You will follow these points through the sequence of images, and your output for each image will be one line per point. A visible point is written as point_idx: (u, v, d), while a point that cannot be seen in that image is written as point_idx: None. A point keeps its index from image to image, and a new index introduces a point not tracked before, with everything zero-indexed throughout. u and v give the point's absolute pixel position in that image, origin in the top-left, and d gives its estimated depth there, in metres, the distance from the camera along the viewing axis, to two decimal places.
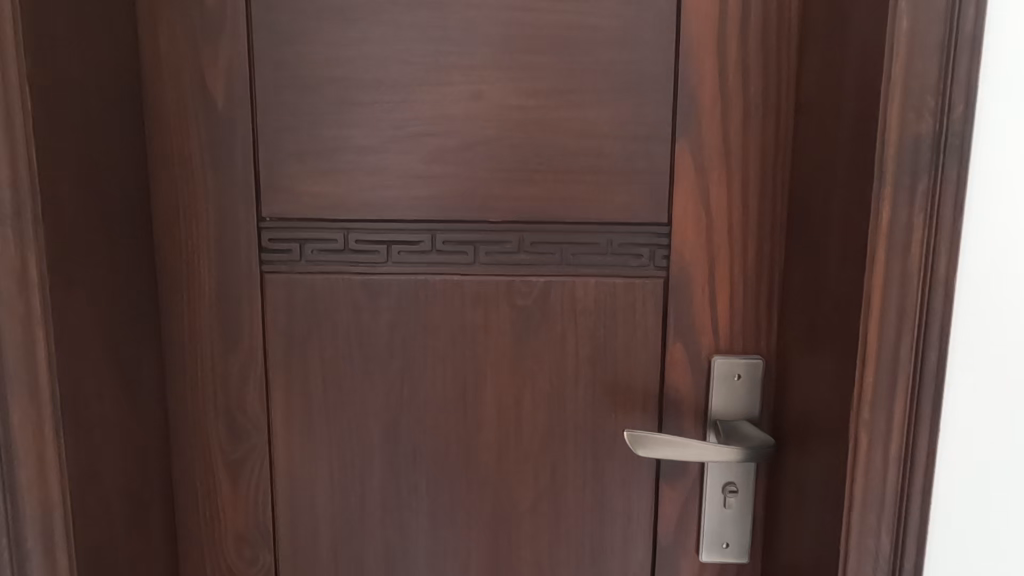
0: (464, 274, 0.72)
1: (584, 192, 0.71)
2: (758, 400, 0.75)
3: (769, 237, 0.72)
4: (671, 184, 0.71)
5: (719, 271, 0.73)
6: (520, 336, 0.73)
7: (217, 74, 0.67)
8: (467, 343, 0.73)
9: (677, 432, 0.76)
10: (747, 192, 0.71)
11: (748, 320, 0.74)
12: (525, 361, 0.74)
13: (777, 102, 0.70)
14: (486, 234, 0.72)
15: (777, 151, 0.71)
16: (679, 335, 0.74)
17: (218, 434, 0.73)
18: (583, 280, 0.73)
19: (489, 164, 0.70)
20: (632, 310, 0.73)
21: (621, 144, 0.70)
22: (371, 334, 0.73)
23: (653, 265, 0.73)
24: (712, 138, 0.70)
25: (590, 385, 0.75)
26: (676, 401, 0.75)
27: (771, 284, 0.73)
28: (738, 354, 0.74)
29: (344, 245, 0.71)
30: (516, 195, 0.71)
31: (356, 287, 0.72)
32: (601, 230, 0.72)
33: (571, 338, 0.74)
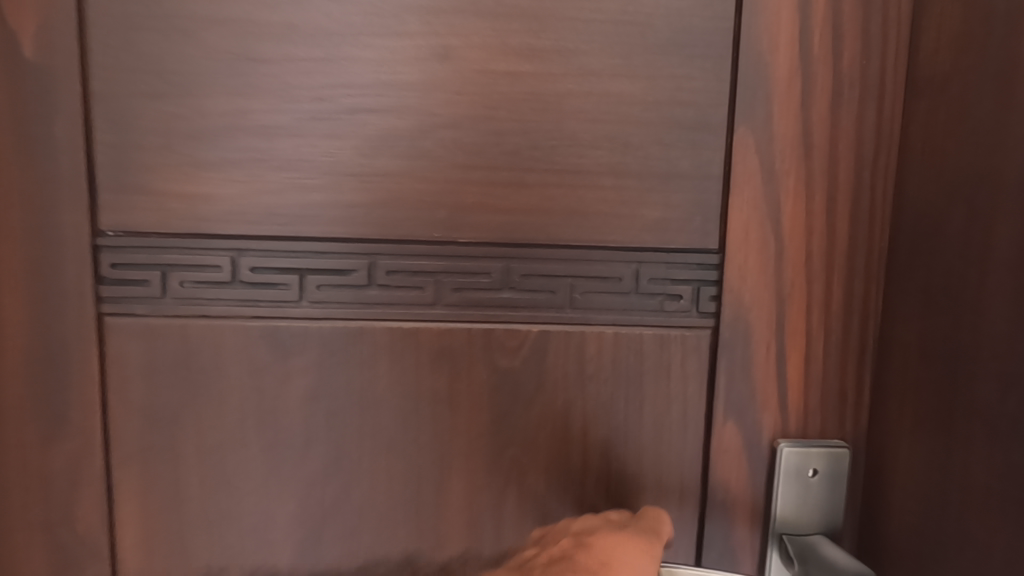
0: (419, 320, 0.48)
1: (600, 203, 0.48)
2: (842, 505, 0.52)
3: (862, 274, 0.50)
4: (726, 194, 0.49)
5: (790, 320, 0.51)
6: (503, 413, 0.50)
7: (26, 7, 0.42)
8: (423, 423, 0.49)
9: (725, 548, 0.53)
10: (834, 209, 0.49)
11: (829, 388, 0.52)
12: (511, 448, 0.50)
13: (882, 75, 0.48)
14: (454, 263, 0.48)
15: (878, 152, 0.49)
16: (732, 410, 0.51)
17: (34, 563, 0.47)
18: (596, 332, 0.50)
19: (459, 158, 0.47)
20: (665, 375, 0.51)
21: (656, 134, 0.48)
22: (278, 408, 0.48)
23: (696, 309, 0.51)
24: (787, 129, 0.48)
25: (602, 482, 0.51)
26: (725, 505, 0.53)
27: (862, 341, 0.51)
28: (814, 440, 0.52)
29: (236, 275, 0.47)
30: (499, 205, 0.48)
31: (257, 340, 0.47)
32: (622, 258, 0.49)
33: (577, 415, 0.50)
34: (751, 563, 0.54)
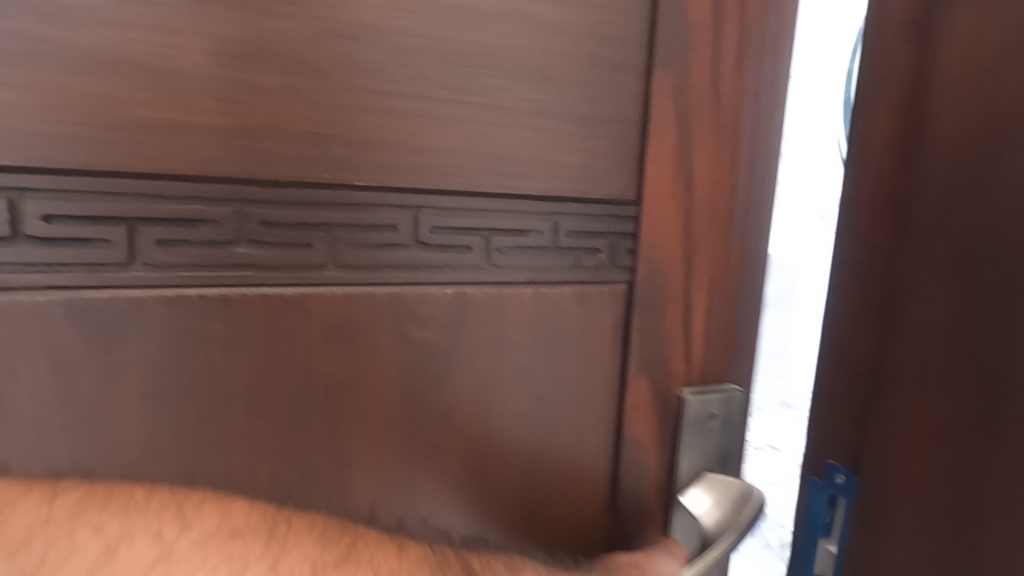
0: (305, 287, 0.39)
1: (519, 146, 0.43)
2: (732, 444, 0.55)
3: (757, 229, 0.52)
4: (643, 144, 0.47)
5: (698, 273, 0.51)
6: (412, 392, 0.43)
7: None
8: (315, 414, 0.40)
9: (638, 503, 0.53)
10: (738, 163, 0.50)
11: (726, 337, 0.54)
12: (422, 430, 0.43)
13: (779, 31, 0.49)
14: (350, 215, 0.39)
15: (772, 108, 0.50)
16: (645, 365, 0.51)
17: None
18: (517, 291, 0.45)
19: (354, 79, 0.37)
20: (584, 334, 0.48)
21: (577, 72, 0.43)
22: (101, 413, 0.35)
23: (613, 264, 0.48)
24: (701, 79, 0.47)
25: (521, 454, 0.47)
26: (638, 462, 0.52)
27: (754, 290, 0.54)
28: (713, 387, 0.54)
29: (18, 229, 0.32)
30: (406, 143, 0.39)
31: (61, 321, 0.33)
32: (542, 210, 0.45)
33: (496, 385, 0.45)
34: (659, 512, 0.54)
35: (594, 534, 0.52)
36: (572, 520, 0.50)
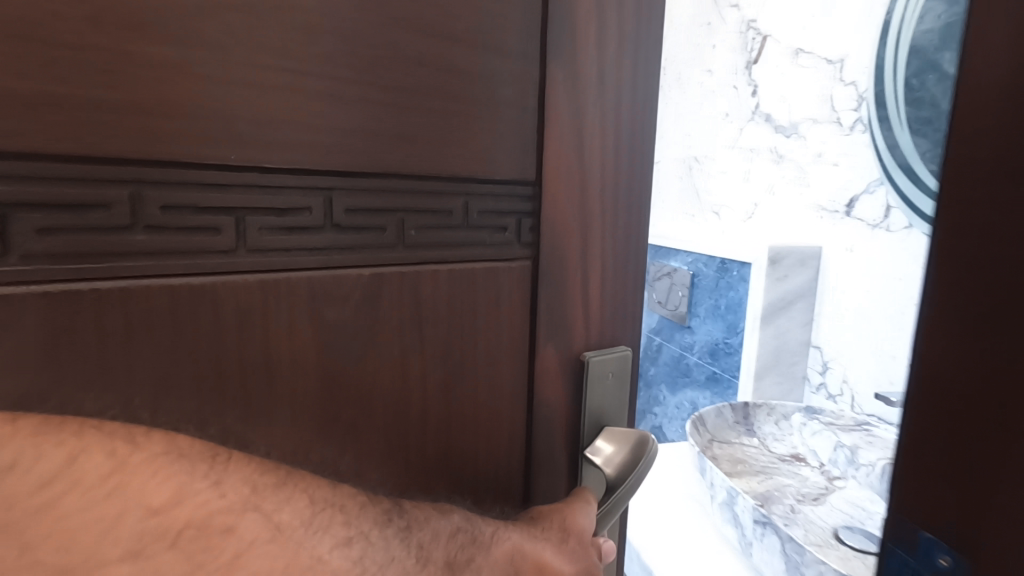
0: (215, 275, 0.37)
1: (428, 128, 0.44)
2: (624, 397, 0.61)
3: (641, 206, 0.58)
4: (542, 127, 0.50)
5: (592, 247, 0.56)
6: (333, 375, 0.42)
7: None
8: (232, 407, 0.38)
9: (548, 461, 0.57)
10: (623, 147, 0.55)
11: (619, 304, 0.59)
12: (346, 413, 0.43)
13: (650, 31, 0.55)
14: (261, 198, 0.38)
15: (649, 98, 0.56)
16: (551, 334, 0.55)
17: None
18: (433, 269, 0.46)
19: (260, 57, 0.36)
20: (495, 308, 0.51)
21: (482, 58, 0.46)
22: None
23: (518, 242, 0.52)
24: (591, 70, 0.52)
25: (442, 429, 0.49)
26: (549, 424, 0.57)
27: (640, 260, 0.60)
28: (610, 348, 0.59)
29: None
30: (318, 124, 0.39)
31: None
32: (452, 190, 0.47)
33: (417, 362, 0.47)
34: (564, 465, 0.59)
35: (511, 494, 0.55)
36: (492, 484, 0.54)
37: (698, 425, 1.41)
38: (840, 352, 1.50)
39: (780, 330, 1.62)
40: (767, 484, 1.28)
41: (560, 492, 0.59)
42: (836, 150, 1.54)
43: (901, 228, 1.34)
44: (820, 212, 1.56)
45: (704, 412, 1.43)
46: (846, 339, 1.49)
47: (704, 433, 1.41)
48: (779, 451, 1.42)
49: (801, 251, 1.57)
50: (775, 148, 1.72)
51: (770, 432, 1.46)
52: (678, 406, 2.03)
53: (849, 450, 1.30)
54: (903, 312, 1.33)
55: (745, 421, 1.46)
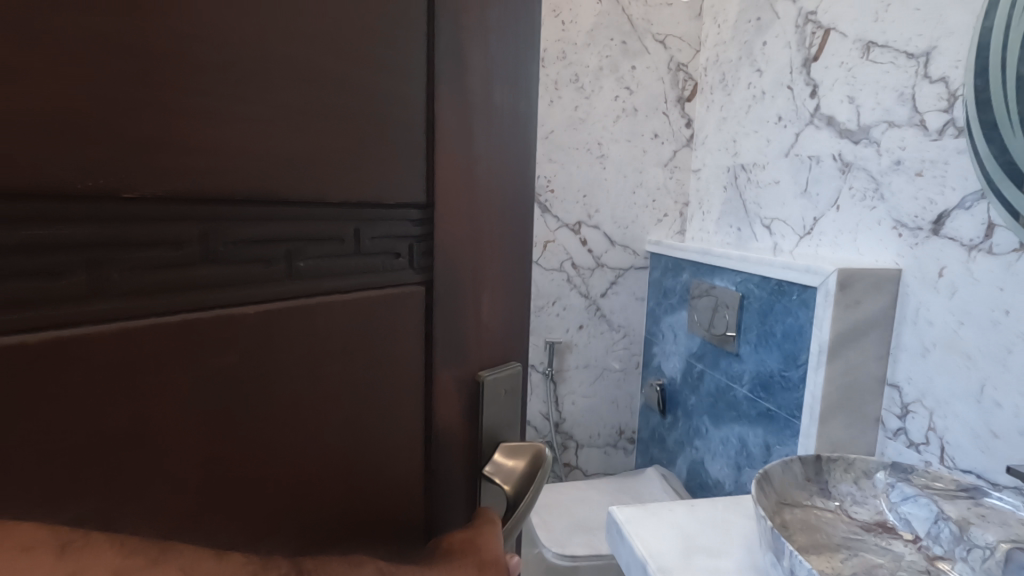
0: (24, 332, 0.25)
1: (309, 134, 0.35)
2: (504, 419, 0.56)
3: (516, 200, 0.54)
4: (431, 133, 0.44)
5: (485, 264, 0.51)
6: (218, 453, 0.32)
7: None
8: (94, 515, 0.27)
9: (452, 502, 0.51)
10: (504, 147, 0.52)
11: (507, 320, 0.56)
12: (234, 499, 0.33)
13: (525, 39, 0.53)
14: (103, 229, 0.28)
15: (527, 107, 0.54)
16: (452, 362, 0.49)
17: None
18: (331, 303, 0.38)
19: (130, 28, 0.27)
20: (393, 342, 0.43)
21: (364, 41, 0.38)
22: None
23: (412, 268, 0.45)
24: (475, 64, 0.47)
25: (348, 494, 0.40)
26: (449, 465, 0.50)
27: (525, 274, 0.57)
28: (501, 365, 0.55)
29: None
30: (194, 130, 0.29)
31: None
32: (343, 213, 0.39)
33: (319, 418, 0.38)
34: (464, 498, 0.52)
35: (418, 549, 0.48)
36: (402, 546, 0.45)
37: (762, 484, 0.80)
38: (923, 386, 1.02)
39: (852, 364, 1.11)
40: (851, 563, 0.74)
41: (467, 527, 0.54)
42: (914, 162, 1.06)
43: (1010, 249, 0.88)
44: (899, 230, 1.09)
45: (771, 463, 0.82)
46: (942, 381, 0.99)
47: (771, 494, 0.80)
48: (863, 518, 0.82)
49: (875, 273, 1.09)
50: (839, 153, 1.25)
51: (848, 491, 0.85)
52: (722, 442, 1.52)
53: (956, 526, 0.73)
54: (1011, 353, 0.86)
55: (817, 479, 0.85)
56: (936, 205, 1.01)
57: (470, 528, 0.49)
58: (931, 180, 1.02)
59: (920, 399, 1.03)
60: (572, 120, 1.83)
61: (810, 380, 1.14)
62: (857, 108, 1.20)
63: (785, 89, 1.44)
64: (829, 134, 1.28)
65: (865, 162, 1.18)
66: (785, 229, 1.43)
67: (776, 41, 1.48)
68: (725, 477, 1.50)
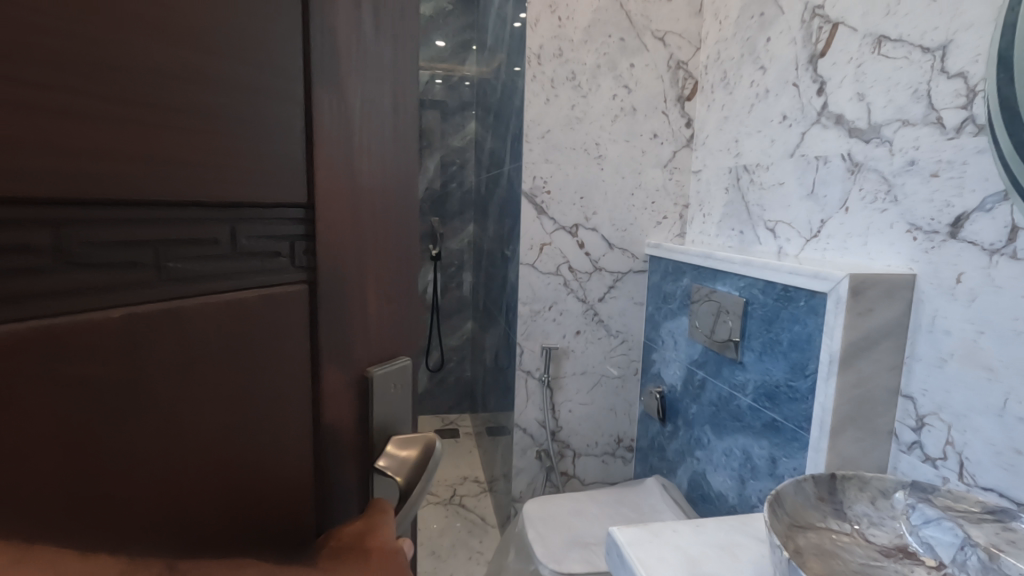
0: None
1: (183, 140, 0.36)
2: (394, 411, 0.60)
3: (410, 222, 0.60)
4: (312, 139, 0.46)
5: (373, 266, 0.55)
6: (78, 456, 0.31)
7: None
8: None
9: (340, 489, 0.54)
10: (388, 158, 0.55)
11: (395, 318, 0.60)
12: (106, 499, 0.33)
13: (406, 60, 0.57)
14: None
15: (411, 123, 0.59)
16: (338, 359, 0.52)
17: None
18: (208, 306, 0.39)
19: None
20: (270, 340, 0.44)
21: (234, 53, 0.39)
22: None
23: (295, 265, 0.47)
24: (354, 78, 0.50)
25: (231, 488, 0.41)
26: (337, 455, 0.54)
27: (414, 274, 0.62)
28: (391, 361, 0.59)
29: None
30: (61, 139, 0.29)
31: None
32: (216, 214, 0.40)
33: (193, 419, 0.38)
34: (353, 486, 0.56)
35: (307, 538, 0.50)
36: (290, 532, 0.47)
37: (776, 507, 0.79)
38: (940, 400, 0.99)
39: (865, 375, 1.07)
40: None
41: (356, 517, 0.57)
42: (928, 163, 1.03)
43: None
44: (913, 232, 1.06)
45: (780, 484, 0.82)
46: (960, 393, 0.96)
47: (782, 518, 0.79)
48: (882, 541, 0.81)
49: (889, 278, 1.04)
50: (849, 153, 1.22)
51: (865, 513, 0.84)
52: (726, 453, 1.48)
53: (985, 552, 0.73)
54: None
55: (831, 499, 0.85)
56: (953, 207, 0.97)
57: (363, 519, 0.51)
58: (948, 181, 0.99)
59: (937, 411, 1.00)
60: (569, 119, 1.83)
61: (820, 392, 1.10)
62: (868, 105, 1.18)
63: (790, 86, 1.42)
64: (838, 133, 1.26)
65: (875, 163, 1.15)
66: (790, 231, 1.42)
67: (780, 37, 1.46)
68: (727, 489, 1.46)
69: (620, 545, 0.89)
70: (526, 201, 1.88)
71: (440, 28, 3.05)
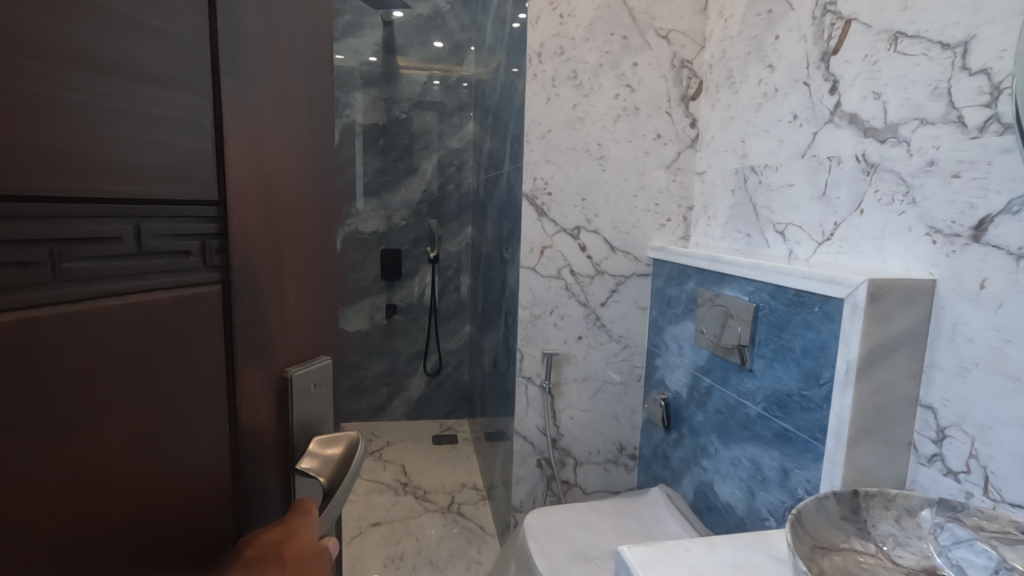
0: None
1: (75, 137, 0.36)
2: (315, 409, 0.63)
3: (323, 229, 0.63)
4: (220, 141, 0.47)
5: (288, 268, 0.57)
6: None
7: None
8: None
9: (258, 488, 0.55)
10: (301, 165, 0.58)
11: (312, 319, 0.62)
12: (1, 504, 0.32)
13: (317, 76, 0.61)
14: None
15: (322, 134, 0.62)
16: (255, 357, 0.53)
17: None
18: (113, 304, 0.39)
19: None
20: (187, 341, 0.45)
21: (134, 53, 0.40)
22: None
23: (206, 264, 0.47)
24: (266, 86, 0.52)
25: (140, 493, 0.41)
26: (256, 452, 0.54)
27: (330, 276, 0.65)
28: (310, 361, 0.62)
29: None
30: None
31: None
32: (119, 211, 0.40)
33: (102, 424, 0.38)
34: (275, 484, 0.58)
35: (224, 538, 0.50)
36: (202, 535, 0.47)
37: (797, 527, 0.81)
38: (963, 411, 0.99)
39: (883, 385, 1.06)
40: None
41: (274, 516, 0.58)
42: (949, 163, 1.03)
43: None
44: (933, 236, 1.05)
45: (800, 503, 0.84)
46: (983, 404, 0.95)
47: (804, 539, 0.81)
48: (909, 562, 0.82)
49: (910, 284, 1.04)
50: (864, 153, 1.22)
51: (890, 532, 0.86)
52: (734, 463, 1.47)
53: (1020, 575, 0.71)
54: None
55: (854, 518, 0.87)
56: (977, 209, 0.97)
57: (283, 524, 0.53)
58: (970, 181, 0.99)
59: (959, 423, 0.99)
60: (571, 119, 1.83)
61: (836, 402, 1.09)
62: (884, 104, 1.17)
63: (800, 84, 1.42)
64: (852, 132, 1.26)
65: (892, 163, 1.15)
66: (801, 234, 1.42)
67: (789, 34, 1.46)
68: (736, 500, 1.46)
69: (632, 566, 0.87)
70: (526, 203, 1.87)
71: (440, 28, 3.06)
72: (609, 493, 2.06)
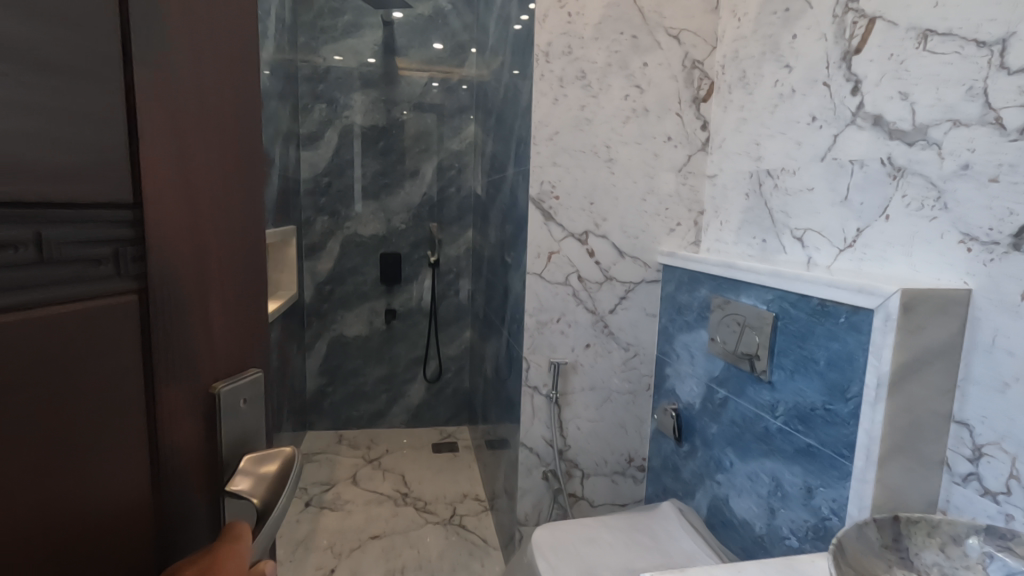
0: None
1: None
2: (248, 425, 0.62)
3: (250, 240, 0.62)
4: (135, 149, 0.45)
5: (214, 280, 0.56)
6: None
7: None
8: None
9: (181, 509, 0.53)
10: (228, 175, 0.57)
11: (240, 332, 0.61)
12: None
13: (245, 85, 0.60)
14: None
15: (250, 143, 0.61)
16: (177, 372, 0.51)
17: None
18: (9, 321, 0.36)
19: None
20: (92, 358, 0.43)
21: (46, 55, 0.38)
22: None
23: (119, 276, 0.45)
24: (189, 93, 0.51)
25: (41, 517, 0.38)
26: (178, 472, 0.52)
27: (257, 289, 0.64)
28: (240, 376, 0.60)
29: None
30: None
31: None
32: (26, 218, 0.37)
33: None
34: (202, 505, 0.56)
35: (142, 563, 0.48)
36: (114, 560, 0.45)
37: (841, 556, 0.82)
38: (1002, 429, 0.98)
39: (914, 400, 1.05)
40: None
41: (201, 539, 0.56)
42: (986, 166, 1.02)
43: None
44: (967, 243, 1.05)
45: (842, 531, 0.84)
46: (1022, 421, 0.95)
47: (847, 568, 0.81)
48: None
49: (942, 294, 1.03)
50: (890, 156, 1.22)
51: (935, 562, 0.86)
52: (751, 477, 1.47)
53: None
54: None
55: (896, 547, 0.87)
56: (1016, 216, 0.97)
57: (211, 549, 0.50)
58: (1009, 186, 0.98)
59: (998, 441, 0.99)
60: (579, 120, 1.82)
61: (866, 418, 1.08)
62: (912, 105, 1.17)
63: (820, 85, 1.42)
64: (876, 134, 1.25)
65: (922, 166, 1.14)
66: (821, 240, 1.41)
67: (808, 33, 1.46)
68: (754, 516, 1.45)
69: None
70: (534, 207, 1.86)
71: (440, 29, 3.05)
72: (616, 505, 2.05)
